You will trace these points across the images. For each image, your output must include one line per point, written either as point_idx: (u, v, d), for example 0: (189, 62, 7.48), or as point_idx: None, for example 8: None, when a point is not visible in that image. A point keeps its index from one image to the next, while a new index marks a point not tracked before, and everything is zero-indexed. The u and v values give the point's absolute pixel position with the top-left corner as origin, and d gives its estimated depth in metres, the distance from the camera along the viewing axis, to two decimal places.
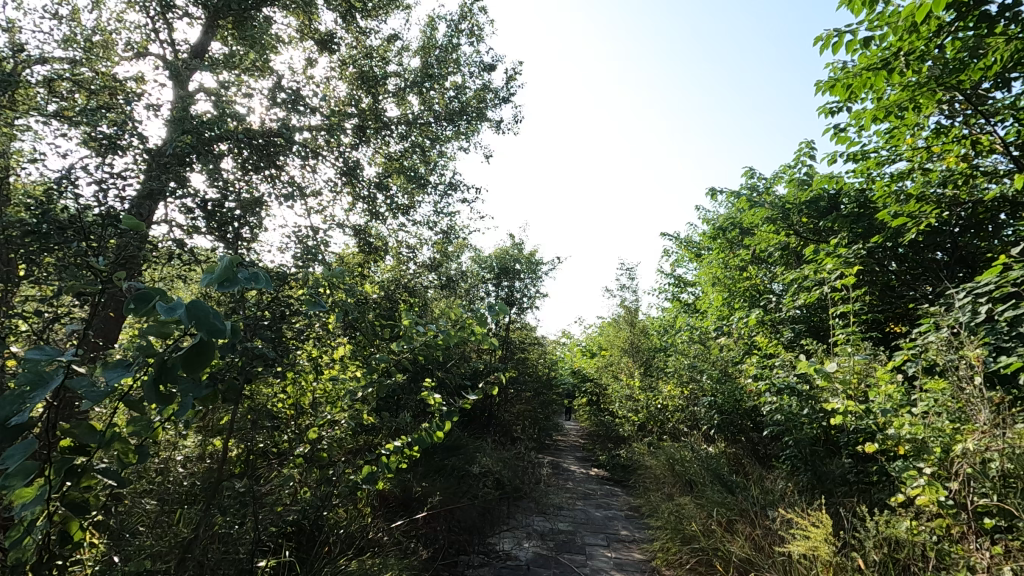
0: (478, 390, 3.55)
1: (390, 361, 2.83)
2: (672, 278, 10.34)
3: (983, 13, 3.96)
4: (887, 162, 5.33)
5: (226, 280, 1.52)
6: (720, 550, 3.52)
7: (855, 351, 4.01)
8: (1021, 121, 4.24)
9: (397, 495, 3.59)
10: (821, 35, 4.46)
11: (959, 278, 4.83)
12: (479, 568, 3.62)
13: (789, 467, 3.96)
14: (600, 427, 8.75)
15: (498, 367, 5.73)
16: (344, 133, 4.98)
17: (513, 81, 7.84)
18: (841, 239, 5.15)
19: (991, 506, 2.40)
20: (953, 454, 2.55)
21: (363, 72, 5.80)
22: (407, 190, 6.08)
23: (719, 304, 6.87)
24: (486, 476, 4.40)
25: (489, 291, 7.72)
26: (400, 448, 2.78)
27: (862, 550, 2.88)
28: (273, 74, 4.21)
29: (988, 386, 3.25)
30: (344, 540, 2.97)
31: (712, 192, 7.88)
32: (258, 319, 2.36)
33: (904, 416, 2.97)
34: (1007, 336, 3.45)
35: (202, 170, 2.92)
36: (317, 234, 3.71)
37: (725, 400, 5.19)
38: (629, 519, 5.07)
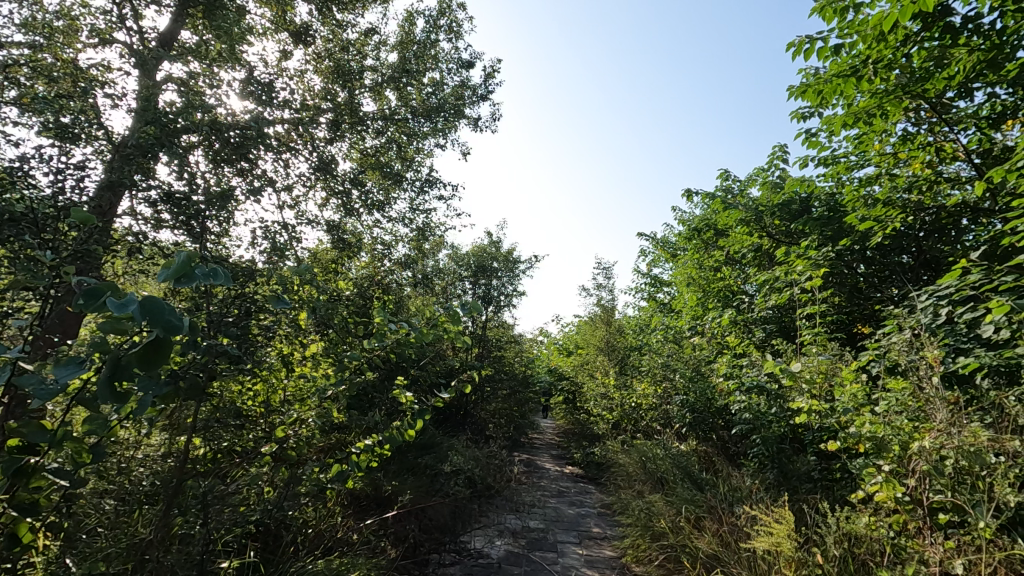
0: (451, 388, 3.54)
1: (361, 359, 2.80)
2: (648, 278, 10.45)
3: (947, 25, 4.12)
4: (856, 168, 5.52)
5: (182, 276, 1.48)
6: (687, 547, 3.56)
7: (822, 351, 4.10)
8: (983, 129, 4.41)
9: (368, 493, 3.56)
10: (793, 42, 4.54)
11: (922, 281, 4.98)
12: (451, 566, 3.61)
13: (757, 464, 4.04)
14: (576, 425, 8.81)
15: (473, 365, 5.72)
16: (319, 127, 4.92)
17: (491, 78, 7.82)
18: (811, 242, 5.27)
19: (946, 502, 2.48)
20: (911, 451, 2.63)
21: (339, 66, 5.72)
22: (383, 186, 6.04)
23: (693, 304, 6.97)
24: (458, 474, 4.39)
25: (466, 288, 7.66)
26: (370, 447, 2.77)
27: (823, 546, 2.95)
28: (245, 66, 4.11)
29: (946, 386, 3.36)
30: (312, 540, 2.94)
31: (688, 194, 7.99)
32: (222, 315, 2.31)
33: (865, 415, 3.05)
34: (966, 338, 3.58)
35: (169, 163, 2.84)
36: (289, 230, 3.65)
37: (697, 399, 5.31)
38: (601, 516, 5.11)
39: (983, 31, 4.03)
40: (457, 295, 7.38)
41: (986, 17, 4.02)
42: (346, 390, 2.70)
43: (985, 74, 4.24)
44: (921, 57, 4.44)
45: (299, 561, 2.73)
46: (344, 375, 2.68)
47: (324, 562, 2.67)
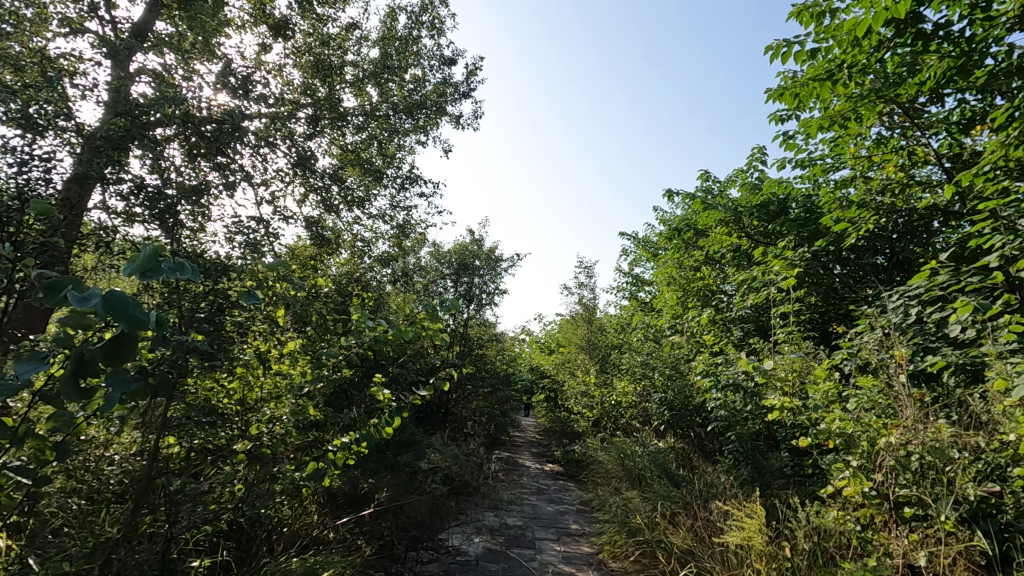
0: (430, 385, 3.53)
1: (339, 356, 2.77)
2: (630, 277, 10.53)
3: (919, 31, 4.20)
4: (832, 170, 5.63)
5: (148, 271, 1.46)
6: (663, 543, 3.62)
7: (795, 349, 4.18)
8: (953, 134, 4.53)
9: (345, 491, 3.54)
10: (771, 45, 4.61)
11: (894, 281, 5.10)
12: (428, 564, 3.61)
13: (731, 461, 4.11)
14: (557, 423, 8.86)
15: (453, 363, 5.70)
16: (297, 123, 4.87)
17: (474, 76, 7.80)
18: (787, 242, 5.36)
19: (911, 496, 2.55)
20: (878, 447, 2.69)
21: (319, 60, 5.67)
22: (363, 182, 6.00)
23: (673, 303, 7.00)
24: (436, 472, 4.38)
25: (447, 287, 7.59)
26: (347, 444, 2.76)
27: (793, 540, 3.02)
28: (222, 58, 4.05)
29: (914, 383, 3.44)
30: (286, 539, 2.91)
31: (668, 194, 8.08)
32: (194, 311, 2.28)
33: (836, 411, 3.12)
34: (934, 337, 3.68)
35: (142, 156, 2.78)
36: (267, 226, 3.61)
37: (675, 396, 5.37)
38: (580, 513, 5.15)
39: (954, 38, 4.13)
40: (438, 292, 7.35)
41: (955, 24, 4.11)
42: (323, 387, 2.67)
43: (955, 80, 4.35)
44: (893, 62, 4.53)
45: (272, 560, 2.70)
46: (321, 372, 2.66)
47: (298, 561, 2.64)
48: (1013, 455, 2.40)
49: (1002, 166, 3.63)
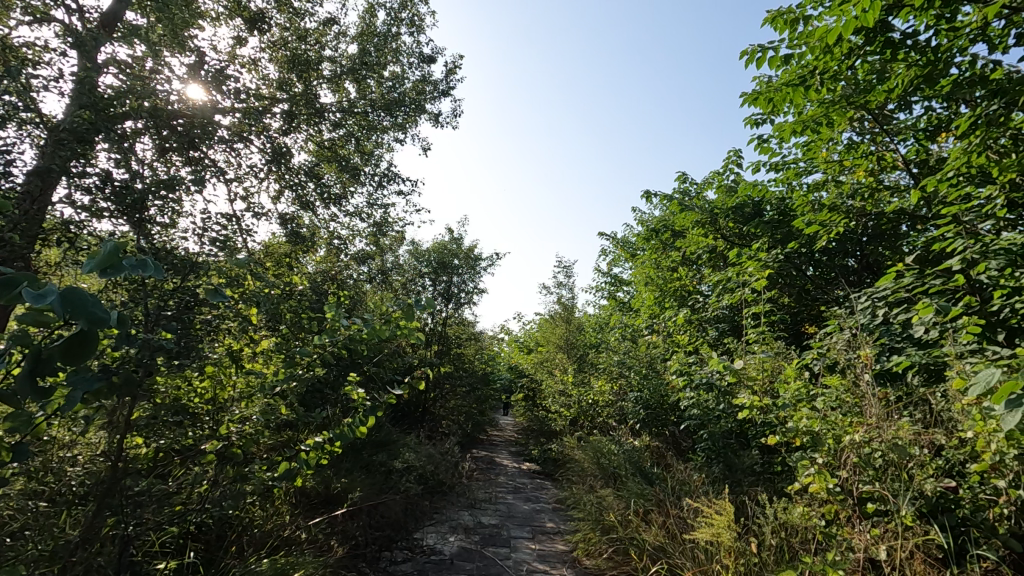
0: (405, 384, 3.51)
1: (313, 355, 2.75)
2: (609, 277, 10.61)
3: (887, 40, 4.32)
4: (805, 173, 5.74)
5: (109, 268, 1.44)
6: (635, 540, 3.67)
7: (767, 348, 4.26)
8: (920, 140, 4.67)
9: (319, 491, 3.50)
10: (747, 50, 4.69)
11: (862, 283, 5.23)
12: (402, 563, 3.60)
13: (704, 459, 4.18)
14: (535, 422, 8.89)
15: (430, 362, 5.68)
16: (272, 118, 4.79)
17: (453, 74, 7.76)
18: (761, 244, 5.46)
19: (874, 492, 2.62)
20: (843, 444, 2.76)
21: (295, 55, 5.60)
22: (340, 180, 5.95)
23: (650, 303, 7.06)
24: (410, 471, 4.37)
25: (426, 285, 7.53)
26: (320, 444, 2.73)
27: (760, 535, 3.09)
28: (194, 50, 3.98)
29: (879, 383, 3.54)
30: (257, 540, 2.88)
31: (646, 195, 8.18)
32: (161, 308, 2.23)
33: (805, 410, 3.18)
34: (899, 337, 3.79)
35: (110, 149, 2.70)
36: (239, 223, 3.55)
37: (650, 395, 5.45)
38: (555, 511, 5.18)
39: (921, 47, 4.26)
40: (416, 291, 7.30)
41: (922, 34, 4.24)
42: (295, 386, 2.64)
43: (922, 88, 4.48)
44: (863, 70, 4.64)
45: (241, 561, 2.66)
46: (294, 371, 2.62)
47: (268, 562, 2.61)
48: (970, 452, 2.49)
49: (965, 172, 3.74)
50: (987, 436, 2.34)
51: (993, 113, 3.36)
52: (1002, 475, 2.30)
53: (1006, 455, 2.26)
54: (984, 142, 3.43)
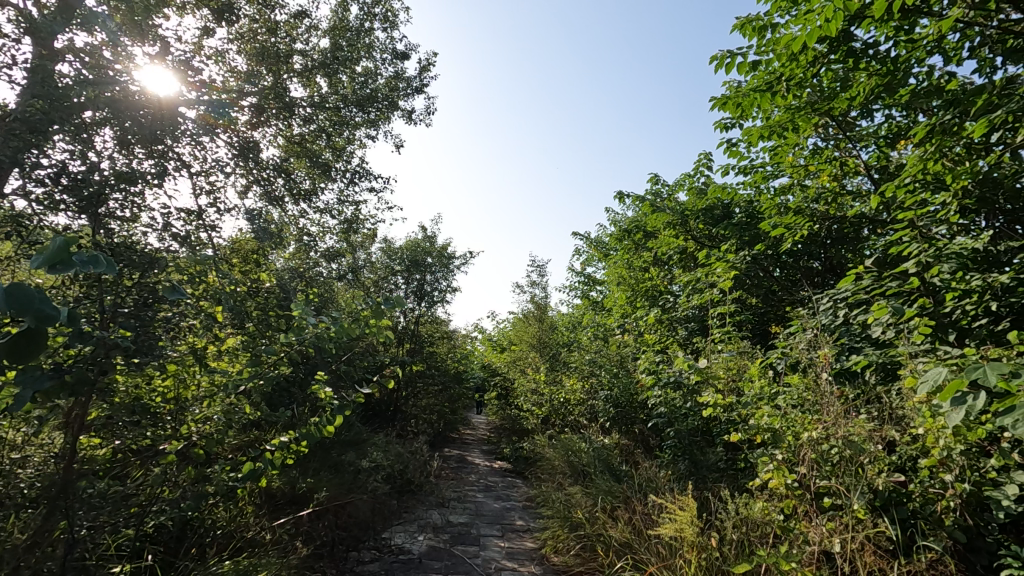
0: (374, 383, 3.48)
1: (279, 353, 2.70)
2: (582, 277, 10.72)
3: (850, 49, 4.45)
4: (772, 177, 5.88)
5: (58, 264, 1.40)
6: (602, 536, 3.73)
7: (733, 347, 4.36)
8: (880, 147, 4.82)
9: (284, 491, 3.45)
10: (716, 55, 4.78)
11: (825, 284, 5.38)
12: (369, 563, 3.59)
13: (670, 456, 4.25)
14: (507, 420, 8.91)
15: (401, 361, 5.64)
16: (240, 111, 4.68)
17: (427, 71, 7.71)
18: (729, 246, 5.59)
19: (831, 488, 2.71)
20: (802, 441, 2.84)
21: (264, 47, 5.49)
22: (310, 176, 5.87)
23: (622, 302, 7.15)
24: (378, 470, 4.32)
25: (398, 284, 7.45)
26: (285, 443, 2.69)
27: (722, 530, 3.17)
28: (157, 40, 3.87)
29: (839, 381, 3.65)
30: (219, 541, 2.83)
31: (619, 195, 8.29)
32: (118, 306, 2.18)
33: (767, 408, 3.27)
34: (859, 337, 3.92)
35: (66, 141, 2.59)
36: (203, 219, 3.47)
37: (620, 393, 5.53)
38: (525, 509, 5.21)
39: (881, 57, 4.41)
40: (388, 289, 7.24)
41: (882, 44, 4.39)
42: (260, 385, 2.59)
43: (883, 97, 4.64)
44: (827, 78, 4.78)
45: (203, 563, 2.61)
46: (259, 370, 2.58)
47: (230, 563, 2.57)
48: (921, 448, 2.59)
49: (921, 179, 3.88)
50: (936, 432, 2.44)
51: (947, 122, 3.50)
52: (949, 470, 2.41)
53: (953, 451, 2.36)
54: (939, 150, 3.56)
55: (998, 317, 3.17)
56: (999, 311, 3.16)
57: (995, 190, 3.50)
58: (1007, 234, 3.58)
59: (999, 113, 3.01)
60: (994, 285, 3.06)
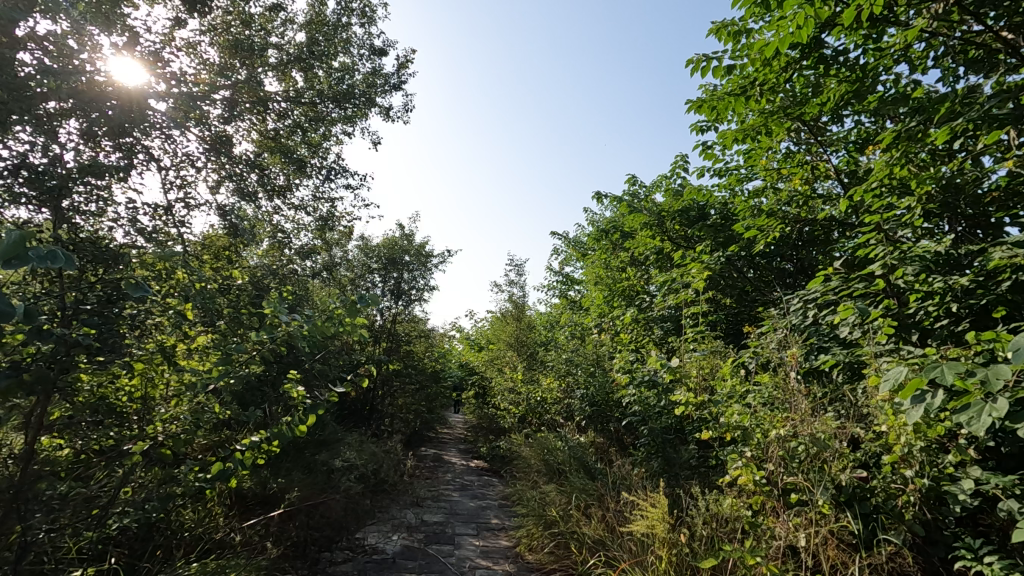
0: (348, 382, 3.44)
1: (250, 352, 2.65)
2: (560, 276, 10.78)
3: (821, 54, 4.56)
4: (746, 180, 5.98)
5: (12, 259, 1.36)
6: (576, 534, 3.76)
7: (706, 347, 4.43)
8: (850, 152, 4.95)
9: (254, 492, 3.40)
10: (692, 59, 4.84)
11: (796, 285, 5.50)
12: (342, 564, 3.63)
13: (643, 454, 4.30)
14: (484, 419, 8.92)
15: (376, 360, 5.60)
16: (212, 104, 4.58)
17: (405, 68, 7.65)
18: (704, 247, 5.69)
19: (797, 484, 2.77)
20: (770, 438, 2.91)
21: (238, 40, 5.38)
22: (284, 171, 5.79)
23: (600, 302, 7.21)
24: (351, 470, 4.27)
25: (375, 282, 7.38)
26: (256, 443, 2.65)
27: (693, 526, 3.22)
28: (125, 30, 3.76)
29: (807, 380, 3.74)
30: (187, 543, 2.79)
31: (597, 195, 8.35)
32: (80, 303, 2.10)
33: (737, 406, 3.33)
34: (827, 337, 4.02)
35: (26, 132, 2.49)
36: (174, 215, 3.39)
37: (596, 392, 5.58)
38: (501, 507, 5.22)
39: (850, 64, 4.52)
40: (364, 288, 7.17)
41: (851, 52, 4.51)
42: (230, 384, 2.55)
43: (853, 103, 4.75)
44: (799, 83, 4.87)
45: (168, 565, 2.57)
46: (230, 368, 2.53)
47: (197, 564, 2.53)
48: (884, 445, 2.66)
49: (888, 184, 4.00)
50: (898, 429, 2.51)
51: (913, 129, 3.59)
52: (909, 466, 2.48)
53: (914, 446, 2.44)
54: (905, 155, 3.66)
55: (958, 318, 3.28)
56: (959, 312, 3.27)
57: (957, 196, 3.61)
58: (967, 238, 3.68)
59: (960, 121, 3.10)
60: (956, 287, 3.16)
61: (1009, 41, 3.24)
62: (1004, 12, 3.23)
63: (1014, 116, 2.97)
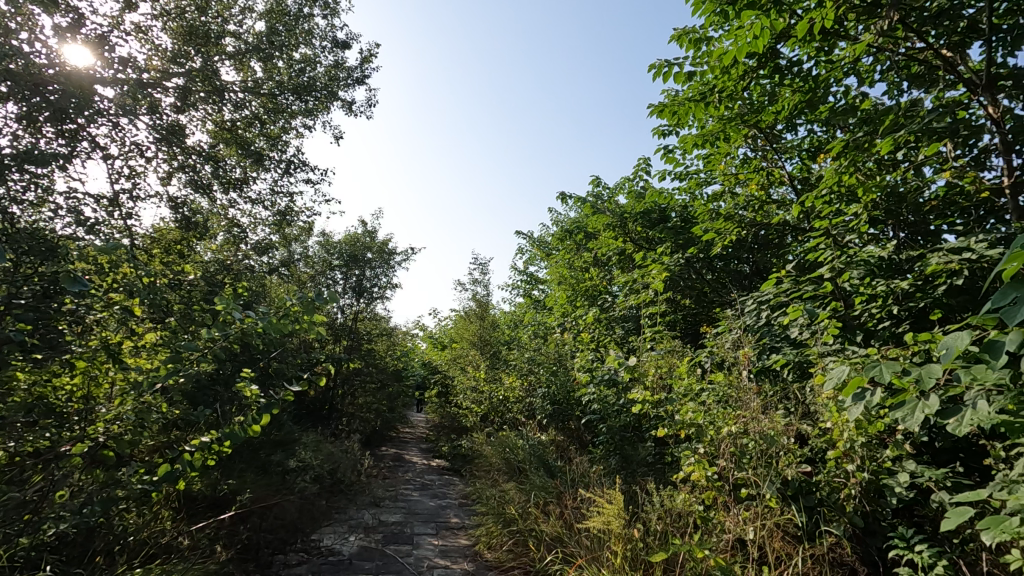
0: (303, 381, 3.35)
1: (201, 349, 2.52)
2: (524, 275, 10.82)
3: (776, 65, 4.70)
4: (705, 183, 6.13)
5: None
6: (534, 531, 3.80)
7: (664, 346, 4.52)
8: (802, 159, 5.13)
9: (205, 494, 3.29)
10: (655, 64, 4.93)
11: (752, 287, 5.68)
12: (296, 566, 3.56)
13: (601, 452, 4.36)
14: (446, 418, 8.87)
15: (335, 358, 5.48)
16: (163, 92, 4.40)
17: (369, 62, 7.52)
18: (664, 248, 5.81)
19: (747, 479, 2.87)
20: (722, 435, 3.00)
21: (193, 26, 5.18)
22: (240, 164, 5.62)
23: (563, 302, 7.29)
24: (307, 470, 4.19)
25: (337, 279, 7.23)
26: (206, 444, 2.56)
27: (648, 521, 3.30)
28: (69, 12, 3.57)
29: (758, 379, 3.87)
30: (131, 548, 2.68)
31: (562, 196, 8.43)
32: (13, 297, 2.09)
33: (690, 404, 3.42)
34: (779, 337, 4.17)
35: None
36: (120, 207, 3.26)
37: (558, 391, 5.64)
38: (461, 506, 5.21)
39: (803, 75, 4.70)
40: (325, 285, 7.02)
41: (804, 63, 4.68)
42: (179, 383, 2.44)
43: (805, 113, 4.92)
44: (756, 91, 5.01)
45: (111, 571, 2.46)
46: (179, 365, 2.38)
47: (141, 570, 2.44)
48: (830, 441, 2.77)
49: (837, 191, 4.17)
50: (841, 426, 2.63)
51: (859, 139, 3.74)
52: (851, 460, 2.60)
53: (856, 442, 2.56)
54: (852, 163, 3.79)
55: (899, 319, 3.44)
56: (900, 314, 3.44)
57: (899, 204, 3.80)
58: (908, 245, 3.86)
59: (903, 133, 3.25)
60: (896, 291, 3.32)
61: (947, 58, 3.41)
62: (944, 31, 3.40)
63: (951, 130, 3.13)
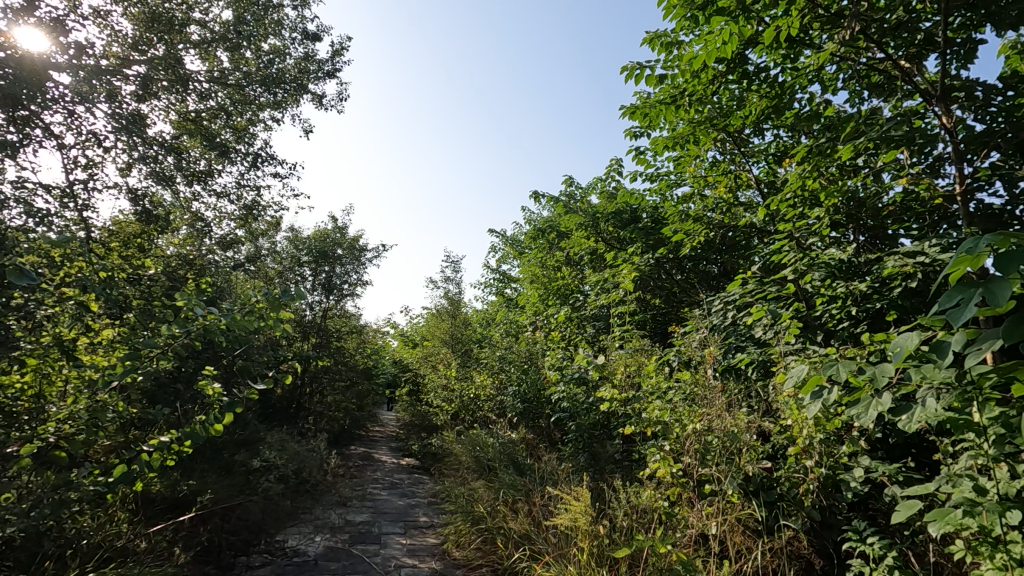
0: (268, 380, 3.27)
1: (160, 347, 2.42)
2: (497, 274, 10.82)
3: (745, 70, 4.80)
4: (675, 185, 6.21)
5: None
6: (503, 529, 3.80)
7: (632, 345, 4.57)
8: (768, 162, 5.30)
9: (163, 494, 3.20)
10: (627, 66, 4.98)
11: (719, 287, 5.79)
12: (259, 569, 3.45)
13: (570, 449, 4.39)
14: (416, 417, 8.80)
15: (302, 356, 5.38)
16: (122, 80, 4.24)
17: (340, 56, 7.40)
18: (634, 248, 5.88)
19: (710, 475, 2.93)
20: (687, 433, 3.05)
21: (155, 13, 5.01)
22: (204, 155, 5.47)
23: (535, 300, 7.31)
24: (272, 469, 4.10)
25: (305, 275, 7.09)
26: (165, 443, 2.47)
27: (614, 517, 3.33)
28: None
29: (723, 378, 3.95)
30: (84, 552, 2.58)
31: (535, 195, 8.47)
32: None
33: (657, 403, 3.47)
34: (744, 336, 4.26)
35: None
36: (73, 197, 3.13)
37: (528, 389, 5.65)
38: (430, 505, 5.18)
39: (770, 80, 4.81)
40: (293, 281, 6.88)
41: (771, 69, 4.77)
42: (136, 382, 2.35)
43: (771, 118, 5.05)
44: (724, 95, 5.08)
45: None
46: (136, 364, 2.27)
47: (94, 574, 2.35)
48: (790, 438, 2.85)
49: (800, 195, 4.28)
50: (801, 423, 2.69)
51: (822, 145, 3.84)
52: (810, 457, 2.68)
53: (815, 439, 2.63)
54: (815, 168, 3.90)
55: (857, 320, 3.56)
56: (859, 315, 3.55)
57: (859, 208, 3.96)
58: (866, 248, 4.06)
59: (862, 140, 3.36)
60: (855, 292, 3.43)
61: (906, 69, 3.53)
62: (903, 43, 3.52)
63: (907, 138, 3.25)
